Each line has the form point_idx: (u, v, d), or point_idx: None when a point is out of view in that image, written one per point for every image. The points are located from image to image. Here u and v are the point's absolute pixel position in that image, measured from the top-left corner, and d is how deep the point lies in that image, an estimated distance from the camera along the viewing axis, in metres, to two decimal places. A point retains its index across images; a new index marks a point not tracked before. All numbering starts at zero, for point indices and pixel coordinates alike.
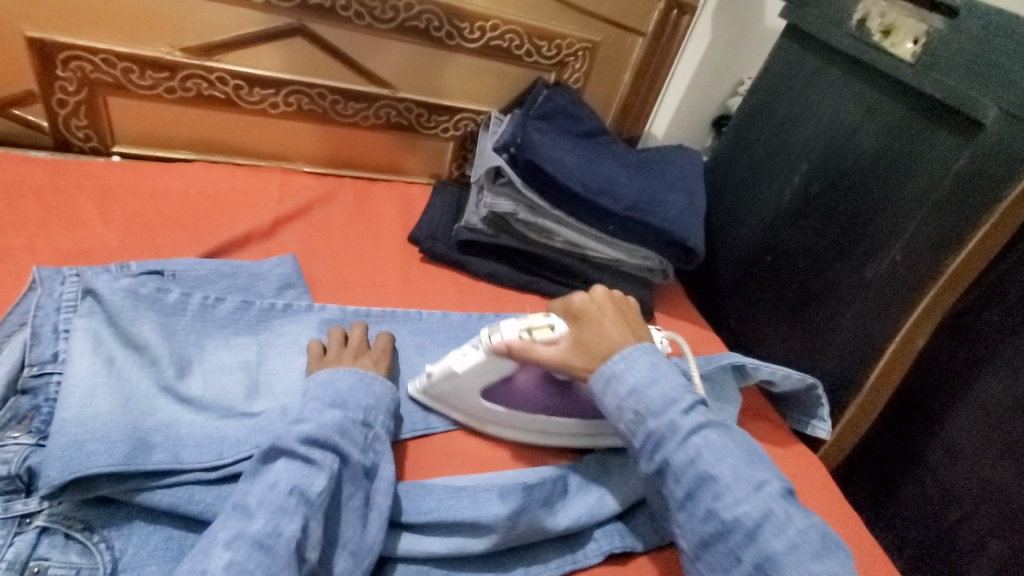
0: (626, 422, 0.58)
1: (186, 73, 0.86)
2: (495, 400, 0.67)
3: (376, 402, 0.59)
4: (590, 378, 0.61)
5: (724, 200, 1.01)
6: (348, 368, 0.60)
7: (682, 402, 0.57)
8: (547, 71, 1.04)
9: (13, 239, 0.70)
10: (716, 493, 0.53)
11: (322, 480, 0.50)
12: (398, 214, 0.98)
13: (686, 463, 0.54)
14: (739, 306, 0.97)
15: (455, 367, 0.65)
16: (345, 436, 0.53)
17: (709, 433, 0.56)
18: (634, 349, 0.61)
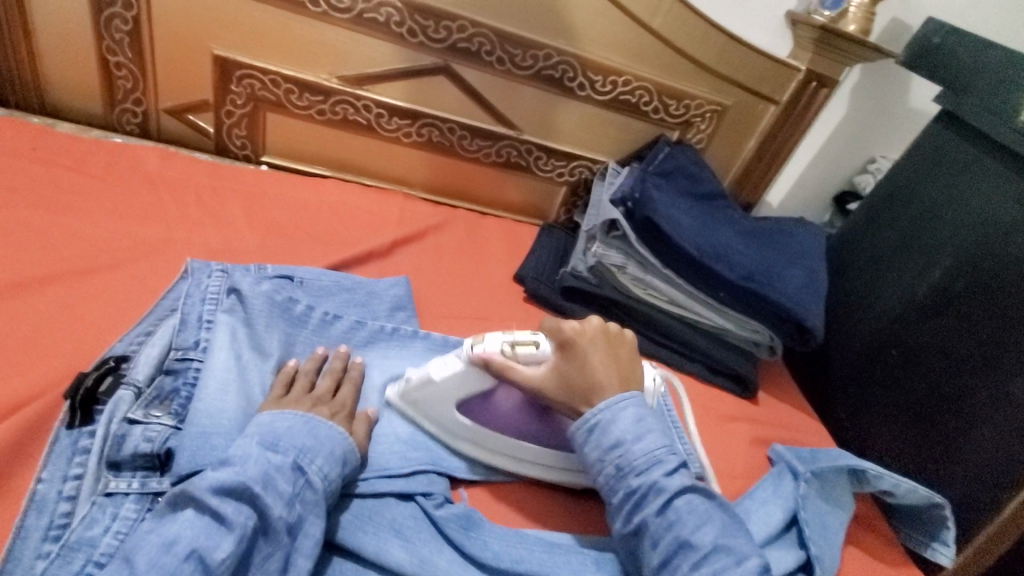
0: (606, 475, 0.57)
1: (337, 99, 0.94)
2: (472, 416, 0.64)
3: (317, 446, 0.52)
4: (574, 424, 0.60)
5: (846, 283, 0.96)
6: (328, 424, 0.55)
7: (666, 464, 0.56)
8: (671, 129, 1.03)
9: (174, 230, 0.77)
10: (695, 563, 0.51)
11: (227, 544, 0.44)
12: (505, 251, 1.00)
13: (664, 526, 0.53)
14: (852, 399, 0.91)
15: (433, 375, 0.62)
16: (268, 487, 0.48)
17: (690, 498, 0.54)
18: (623, 399, 0.60)
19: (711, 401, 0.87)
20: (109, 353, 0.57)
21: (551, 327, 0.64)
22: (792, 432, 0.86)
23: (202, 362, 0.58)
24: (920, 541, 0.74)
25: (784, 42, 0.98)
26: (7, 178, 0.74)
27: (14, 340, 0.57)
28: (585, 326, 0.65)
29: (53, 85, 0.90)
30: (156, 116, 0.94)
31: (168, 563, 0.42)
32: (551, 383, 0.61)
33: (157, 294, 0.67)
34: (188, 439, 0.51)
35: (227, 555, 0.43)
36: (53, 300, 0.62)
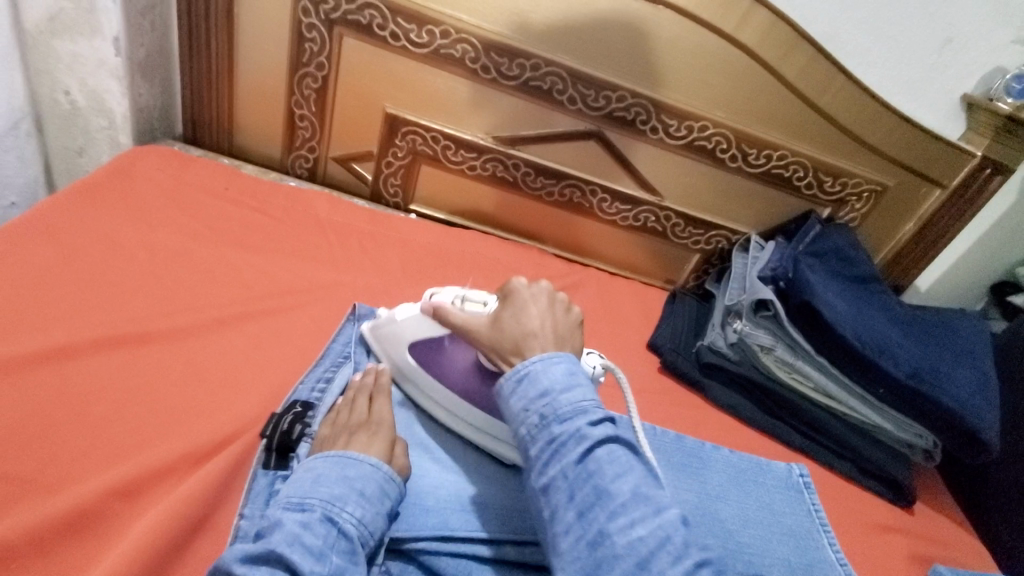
0: (526, 427, 0.49)
1: (489, 157, 0.98)
2: (422, 361, 0.68)
3: (345, 493, 0.50)
4: (501, 377, 0.52)
5: (1022, 391, 0.86)
6: (371, 461, 0.53)
7: (592, 413, 0.48)
8: (822, 205, 1.00)
9: (342, 274, 0.82)
10: (610, 514, 0.43)
11: None
12: (636, 315, 0.99)
13: (580, 475, 0.45)
14: (1022, 521, 0.81)
15: (396, 316, 0.67)
16: (295, 542, 0.45)
17: (615, 449, 0.46)
18: (554, 353, 0.52)
19: (861, 505, 0.80)
20: (298, 398, 0.61)
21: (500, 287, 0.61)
22: (954, 555, 0.78)
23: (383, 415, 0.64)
24: None
25: (955, 125, 0.93)
26: (207, 217, 0.83)
27: (221, 376, 0.63)
28: (530, 287, 0.59)
29: (242, 131, 1.00)
30: (325, 162, 1.02)
31: None
32: (481, 326, 0.59)
33: (332, 338, 0.71)
34: None
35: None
36: (250, 338, 0.68)
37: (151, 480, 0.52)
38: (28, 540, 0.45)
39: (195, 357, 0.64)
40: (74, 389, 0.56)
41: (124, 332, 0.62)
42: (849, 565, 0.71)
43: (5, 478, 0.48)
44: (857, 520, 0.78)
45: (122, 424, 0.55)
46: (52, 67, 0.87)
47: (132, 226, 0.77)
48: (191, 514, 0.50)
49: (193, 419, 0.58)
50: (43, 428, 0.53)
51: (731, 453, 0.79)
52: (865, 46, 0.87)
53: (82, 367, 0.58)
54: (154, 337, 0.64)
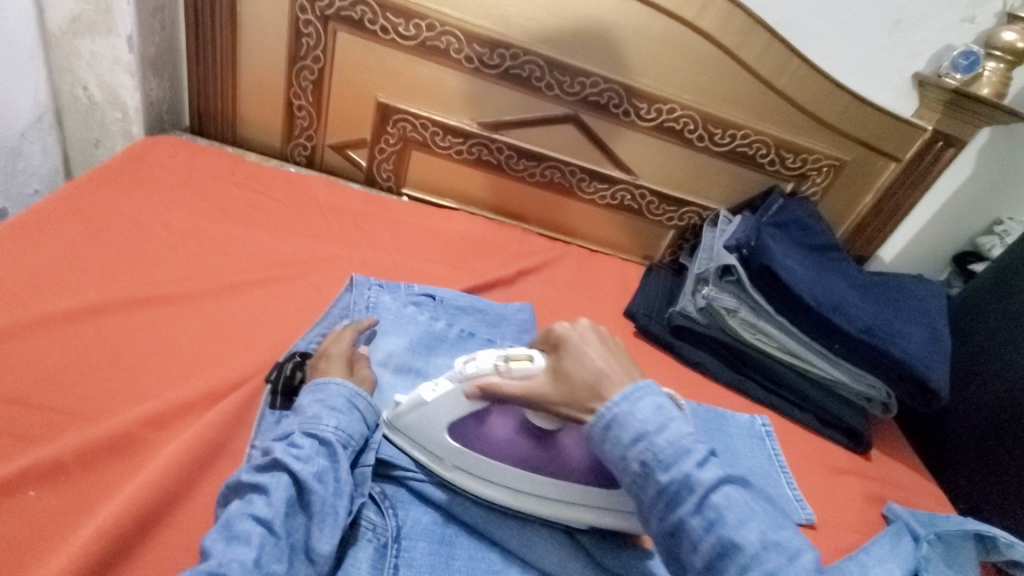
0: (631, 474, 0.52)
1: (475, 141, 1.06)
2: (463, 441, 0.61)
3: (319, 410, 0.57)
4: (588, 422, 0.54)
5: (972, 346, 0.92)
6: (338, 380, 0.59)
7: (696, 453, 0.50)
8: (786, 181, 1.07)
9: (339, 249, 0.90)
10: (742, 566, 0.45)
11: (264, 502, 0.48)
12: (615, 287, 1.06)
13: (705, 527, 0.47)
14: (973, 465, 0.87)
15: (426, 396, 0.60)
16: (284, 453, 0.52)
17: (729, 490, 0.49)
18: (635, 388, 0.54)
19: (821, 452, 0.86)
20: (297, 348, 0.68)
21: (551, 334, 0.62)
22: (910, 495, 0.84)
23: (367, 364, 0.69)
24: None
25: (909, 102, 1.00)
26: (216, 198, 0.90)
27: (231, 331, 0.70)
28: (572, 327, 0.61)
29: (246, 122, 1.08)
30: (322, 150, 1.10)
31: (226, 533, 0.46)
32: (543, 385, 0.57)
33: (329, 301, 0.79)
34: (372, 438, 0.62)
35: (269, 508, 0.48)
36: (256, 301, 0.75)
37: (172, 413, 0.59)
38: (69, 457, 0.52)
39: (208, 315, 0.71)
40: (102, 339, 0.64)
41: (144, 293, 0.70)
42: (807, 502, 0.77)
43: (48, 409, 0.56)
44: (817, 464, 0.84)
45: (146, 369, 0.62)
46: (73, 65, 0.95)
47: (148, 205, 0.84)
48: (208, 440, 0.57)
49: (208, 366, 0.65)
50: (78, 370, 0.60)
51: (699, 405, 0.86)
52: (819, 28, 0.94)
53: (109, 321, 0.66)
54: (172, 297, 0.71)
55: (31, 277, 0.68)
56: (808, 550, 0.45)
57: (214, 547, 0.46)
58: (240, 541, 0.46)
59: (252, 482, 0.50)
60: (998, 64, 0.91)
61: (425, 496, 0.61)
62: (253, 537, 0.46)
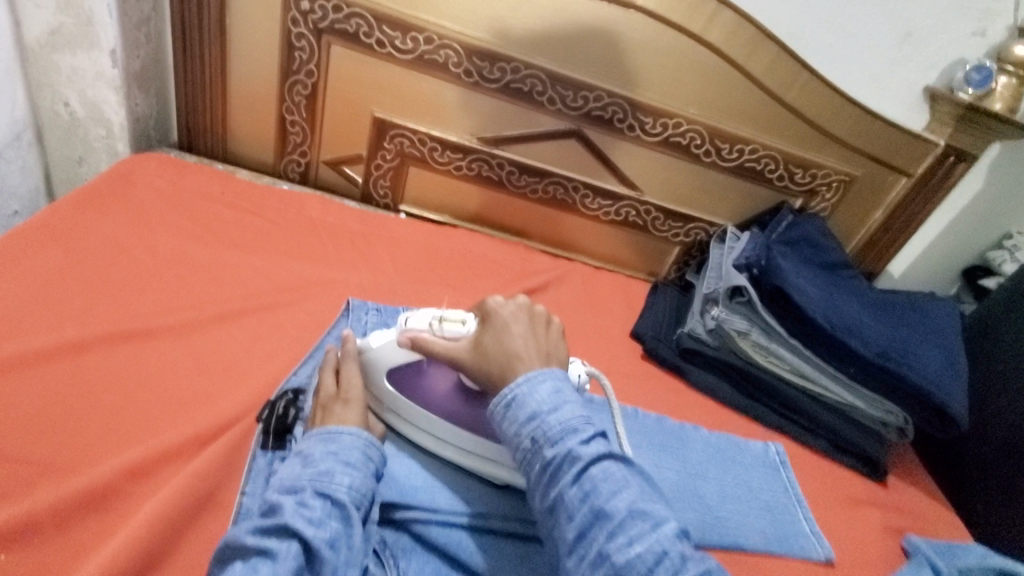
0: (522, 451, 0.51)
1: (475, 157, 1.02)
2: (402, 388, 0.64)
3: (332, 466, 0.53)
4: (492, 403, 0.55)
5: (988, 368, 0.90)
6: (353, 431, 0.57)
7: (583, 431, 0.50)
8: (794, 196, 1.04)
9: (335, 272, 0.86)
10: (609, 533, 0.45)
11: (271, 573, 0.45)
12: (620, 307, 1.03)
13: (581, 497, 0.47)
14: (994, 493, 0.84)
15: (371, 343, 0.64)
16: (295, 515, 0.48)
17: (608, 465, 0.49)
18: (539, 373, 0.55)
19: (837, 480, 0.83)
20: (290, 385, 0.65)
21: (480, 305, 0.63)
22: (930, 525, 0.81)
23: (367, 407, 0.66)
24: None
25: (920, 116, 0.97)
26: (205, 220, 0.86)
27: (220, 366, 0.66)
28: (508, 304, 0.62)
29: (236, 137, 1.04)
30: (316, 166, 1.06)
31: None
32: (461, 349, 0.60)
33: (325, 330, 0.75)
34: None
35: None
36: (248, 331, 0.72)
37: (157, 460, 0.55)
38: (43, 515, 0.48)
39: (196, 349, 0.67)
40: (82, 379, 0.60)
41: (128, 326, 0.66)
42: (825, 537, 0.74)
43: (22, 461, 0.52)
44: (834, 494, 0.81)
45: (129, 412, 0.58)
46: (54, 81, 0.91)
47: (133, 228, 0.80)
48: (195, 491, 0.53)
49: (195, 405, 0.61)
50: (55, 415, 0.56)
51: (711, 433, 0.82)
52: (828, 41, 0.91)
53: (90, 359, 0.62)
54: (157, 330, 0.67)
55: (6, 311, 0.64)
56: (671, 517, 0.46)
57: None
58: None
59: (258, 548, 0.45)
60: (1010, 79, 0.89)
61: (429, 547, 0.57)
62: None
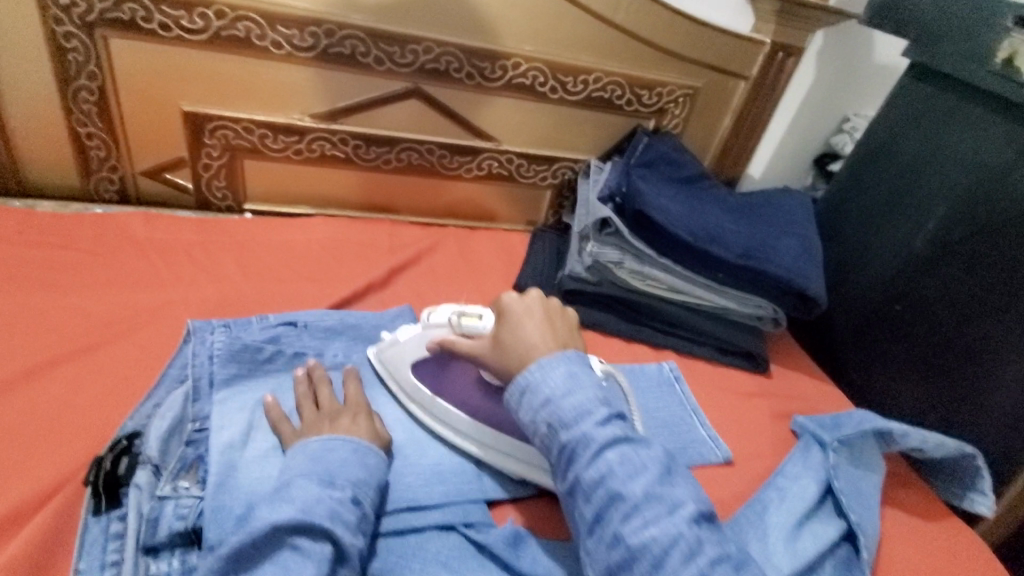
0: (540, 435, 0.54)
1: (313, 136, 0.94)
2: (427, 380, 0.68)
3: (368, 477, 0.54)
4: (507, 389, 0.57)
5: (836, 245, 0.94)
6: (379, 453, 0.57)
7: (597, 413, 0.53)
8: (646, 118, 1.05)
9: (172, 293, 0.77)
10: (625, 514, 0.48)
11: (309, 572, 0.45)
12: (500, 263, 1.00)
13: (596, 480, 0.50)
14: (860, 358, 0.89)
15: (398, 337, 0.69)
16: (336, 519, 0.48)
17: (624, 449, 0.51)
18: (551, 359, 0.57)
19: (725, 380, 0.87)
20: (121, 432, 0.57)
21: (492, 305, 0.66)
22: (809, 401, 0.86)
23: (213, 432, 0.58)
24: (955, 492, 0.73)
25: (744, 18, 0.99)
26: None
27: (32, 431, 0.57)
28: (523, 300, 0.64)
29: (26, 162, 0.89)
30: (134, 180, 0.94)
31: None
32: (481, 345, 0.63)
33: (165, 358, 0.67)
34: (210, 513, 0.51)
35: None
36: (64, 382, 0.62)
37: None
38: None
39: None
40: None
41: None
42: (721, 438, 0.77)
43: None
44: (725, 394, 0.85)
45: None
46: None
47: None
48: None
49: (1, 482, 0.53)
50: None
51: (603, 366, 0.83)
52: None
53: None
54: None
55: None
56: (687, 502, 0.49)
57: None
58: None
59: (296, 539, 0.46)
60: None
61: None
62: None
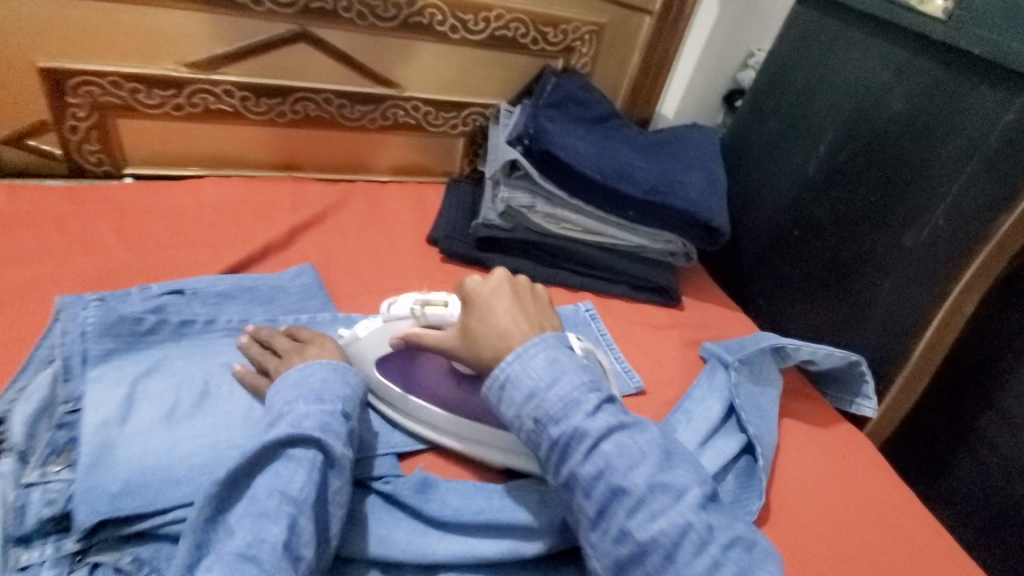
0: (527, 431, 0.52)
1: (192, 89, 0.86)
2: (394, 375, 0.65)
3: (351, 393, 0.57)
4: (485, 385, 0.55)
5: (740, 178, 0.97)
6: (359, 373, 0.60)
7: (587, 402, 0.51)
8: (553, 58, 1.02)
9: (40, 268, 0.70)
10: (631, 509, 0.48)
11: (301, 477, 0.48)
12: (413, 216, 0.97)
13: (595, 475, 0.49)
14: (765, 284, 0.93)
15: (359, 333, 0.65)
16: (325, 430, 0.51)
17: (620, 439, 0.50)
18: (529, 347, 0.54)
19: (640, 316, 0.89)
20: None
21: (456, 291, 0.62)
22: (719, 328, 0.90)
23: (85, 411, 0.54)
24: (845, 399, 0.79)
25: None
26: None
27: None
28: (487, 281, 0.62)
29: None
30: None
31: (258, 507, 0.46)
32: (451, 339, 0.60)
33: (34, 338, 0.61)
34: (80, 495, 0.49)
35: (305, 484, 0.48)
36: None
37: None
38: None
39: None
40: None
41: None
42: (635, 371, 0.79)
43: None
44: (640, 329, 0.87)
45: None
46: None
47: None
48: None
49: None
50: None
51: None
52: None
53: None
54: None
55: None
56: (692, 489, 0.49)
57: (239, 525, 0.45)
58: (268, 518, 0.45)
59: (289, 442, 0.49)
60: None
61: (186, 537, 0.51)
62: (282, 513, 0.46)
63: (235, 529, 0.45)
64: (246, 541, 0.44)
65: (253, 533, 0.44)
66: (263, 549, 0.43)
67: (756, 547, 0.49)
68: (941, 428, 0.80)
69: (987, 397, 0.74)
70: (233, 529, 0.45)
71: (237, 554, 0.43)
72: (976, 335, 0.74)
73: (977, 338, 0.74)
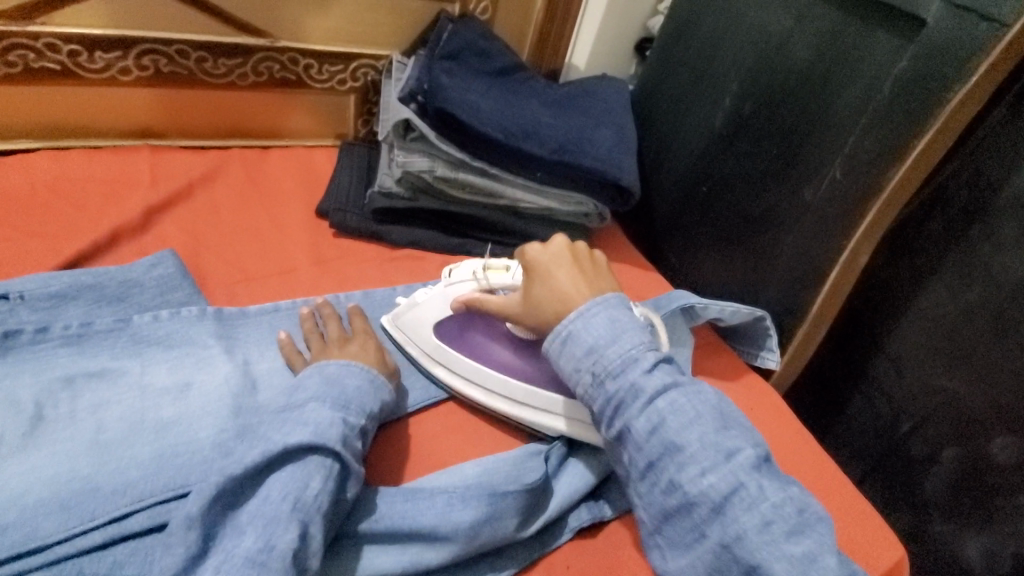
0: (583, 386, 0.57)
1: (6, 44, 0.71)
2: (447, 339, 0.68)
3: (373, 404, 0.55)
4: (546, 342, 0.59)
5: (651, 133, 0.93)
6: (388, 388, 0.58)
7: (643, 361, 0.55)
8: (449, 2, 0.92)
9: None
10: (681, 464, 0.52)
11: (318, 483, 0.46)
12: (301, 186, 0.86)
13: (649, 429, 0.53)
14: (678, 242, 0.91)
15: (417, 299, 0.68)
16: (347, 444, 0.49)
17: (673, 396, 0.54)
18: (592, 306, 0.58)
19: None
20: None
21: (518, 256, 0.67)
22: (634, 289, 0.88)
23: None
24: (751, 352, 0.80)
25: None
26: None
27: None
28: (546, 249, 0.66)
29: None
30: None
31: (269, 510, 0.44)
32: (514, 304, 0.64)
33: None
34: None
35: (322, 492, 0.46)
36: None
37: None
38: None
39: None
40: None
41: None
42: None
43: None
44: None
45: None
46: None
47: None
48: None
49: None
50: None
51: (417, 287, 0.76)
52: None
53: None
54: None
55: None
56: (744, 449, 0.52)
57: (251, 525, 0.44)
58: (280, 523, 0.44)
59: (309, 446, 0.47)
60: None
61: None
62: (294, 521, 0.44)
63: (247, 529, 0.44)
64: (256, 545, 0.43)
65: (263, 539, 0.43)
66: (274, 555, 0.42)
67: (807, 510, 0.50)
68: (837, 371, 0.83)
69: (878, 341, 0.77)
70: (244, 528, 0.44)
71: (246, 559, 0.42)
72: (871, 285, 0.76)
73: (870, 288, 0.76)
